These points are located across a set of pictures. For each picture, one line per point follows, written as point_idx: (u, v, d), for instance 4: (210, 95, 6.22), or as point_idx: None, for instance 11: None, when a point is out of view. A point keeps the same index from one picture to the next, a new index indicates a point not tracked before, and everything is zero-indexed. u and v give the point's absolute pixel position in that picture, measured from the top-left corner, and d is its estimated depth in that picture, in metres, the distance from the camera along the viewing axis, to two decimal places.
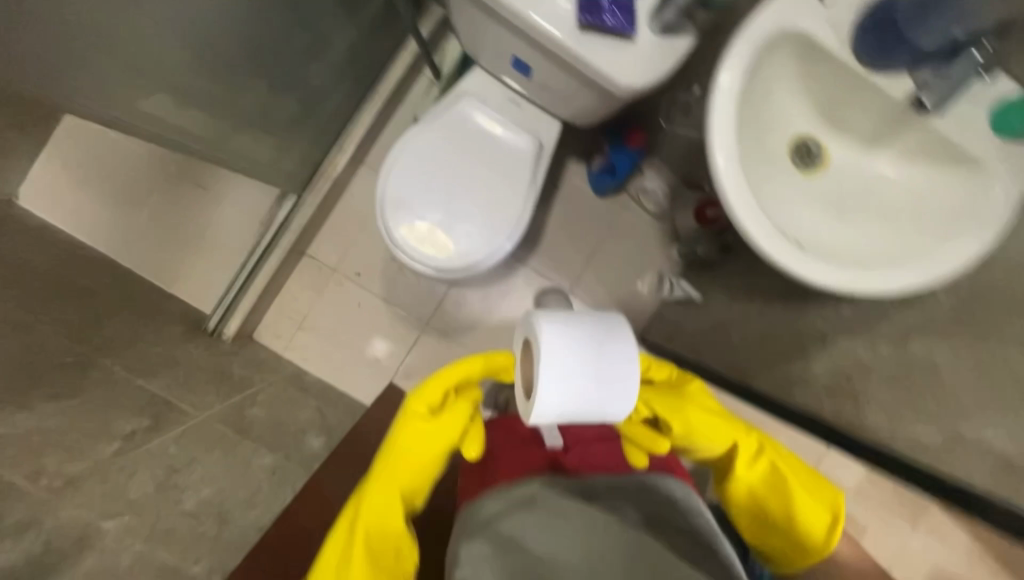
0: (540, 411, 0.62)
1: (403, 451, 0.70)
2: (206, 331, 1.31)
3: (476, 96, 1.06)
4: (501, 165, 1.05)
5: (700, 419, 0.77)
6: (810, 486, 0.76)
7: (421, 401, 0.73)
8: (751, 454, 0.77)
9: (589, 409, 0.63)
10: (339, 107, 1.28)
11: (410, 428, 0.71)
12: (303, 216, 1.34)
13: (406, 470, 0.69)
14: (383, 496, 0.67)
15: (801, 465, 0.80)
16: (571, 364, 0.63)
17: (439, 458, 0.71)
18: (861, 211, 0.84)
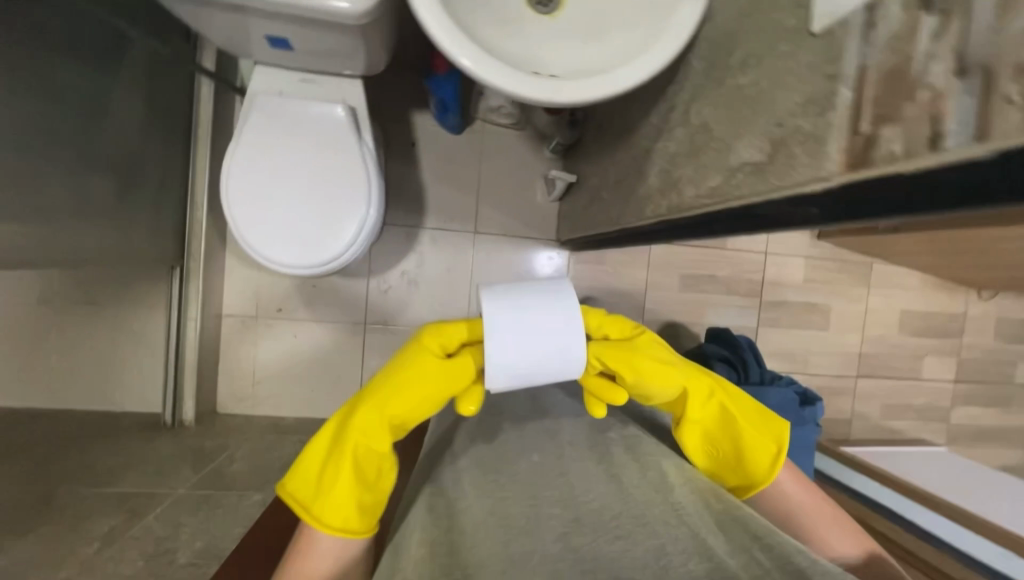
0: (502, 377, 0.67)
1: (398, 383, 0.72)
2: (167, 425, 1.36)
3: (268, 91, 1.06)
4: (327, 144, 1.07)
5: (653, 372, 0.76)
6: (760, 425, 0.81)
7: (434, 342, 0.75)
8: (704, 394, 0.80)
9: (547, 366, 0.68)
10: (169, 166, 1.27)
11: (415, 362, 0.73)
12: (199, 284, 1.36)
13: (394, 404, 0.71)
14: (371, 417, 0.71)
15: (749, 403, 0.83)
16: (530, 332, 0.68)
17: (436, 403, 0.72)
18: (609, 23, 0.74)
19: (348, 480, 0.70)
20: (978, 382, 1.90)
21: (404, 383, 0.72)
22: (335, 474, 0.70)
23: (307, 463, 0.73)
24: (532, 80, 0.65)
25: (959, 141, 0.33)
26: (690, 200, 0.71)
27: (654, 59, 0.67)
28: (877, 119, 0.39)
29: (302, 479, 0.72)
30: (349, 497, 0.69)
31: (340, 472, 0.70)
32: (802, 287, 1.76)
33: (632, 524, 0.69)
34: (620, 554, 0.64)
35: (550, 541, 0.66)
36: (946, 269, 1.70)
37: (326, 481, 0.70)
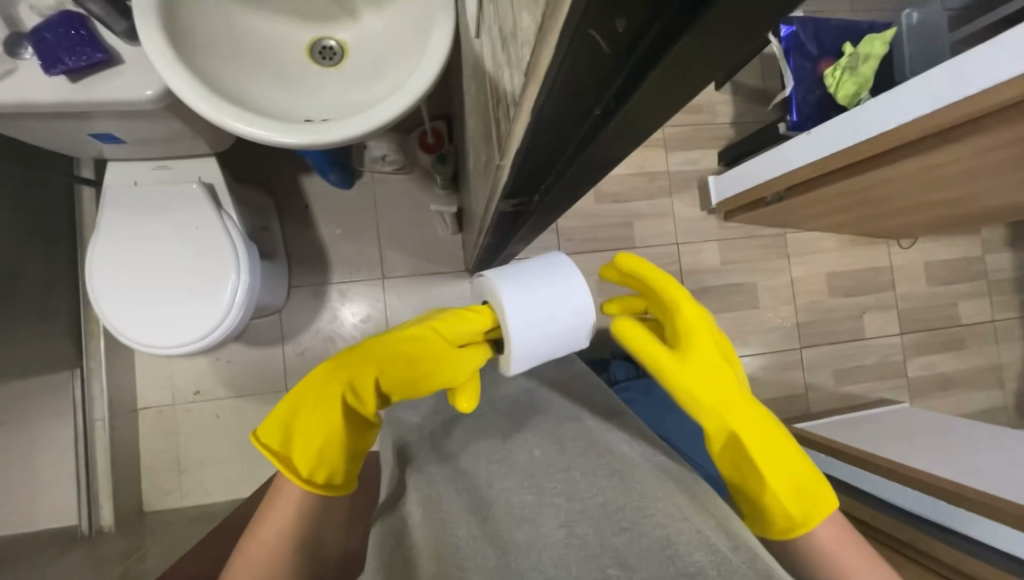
0: (521, 357, 0.71)
1: (402, 353, 0.73)
2: (82, 534, 1.31)
3: (123, 183, 1.10)
4: (186, 221, 1.09)
5: (695, 379, 0.72)
6: (805, 494, 0.67)
7: (448, 325, 0.76)
8: (751, 427, 0.70)
9: (562, 342, 0.73)
10: (51, 271, 1.29)
11: (423, 338, 0.75)
12: (102, 382, 1.37)
13: (397, 373, 0.72)
14: (368, 377, 0.71)
15: (811, 470, 0.69)
16: (548, 312, 0.71)
17: (435, 386, 0.73)
18: (391, 65, 0.79)
19: (333, 434, 0.69)
20: (923, 329, 1.88)
21: (412, 355, 0.73)
22: (322, 425, 0.69)
23: (292, 409, 0.71)
24: (301, 127, 0.71)
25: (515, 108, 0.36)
26: (481, 206, 0.74)
27: (413, 85, 0.71)
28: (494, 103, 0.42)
29: (283, 425, 0.70)
30: (331, 450, 0.69)
31: (327, 426, 0.69)
32: (723, 270, 1.77)
33: (640, 513, 0.62)
34: (637, 545, 0.58)
35: (553, 530, 0.62)
36: (853, 226, 1.72)
37: (307, 429, 0.69)
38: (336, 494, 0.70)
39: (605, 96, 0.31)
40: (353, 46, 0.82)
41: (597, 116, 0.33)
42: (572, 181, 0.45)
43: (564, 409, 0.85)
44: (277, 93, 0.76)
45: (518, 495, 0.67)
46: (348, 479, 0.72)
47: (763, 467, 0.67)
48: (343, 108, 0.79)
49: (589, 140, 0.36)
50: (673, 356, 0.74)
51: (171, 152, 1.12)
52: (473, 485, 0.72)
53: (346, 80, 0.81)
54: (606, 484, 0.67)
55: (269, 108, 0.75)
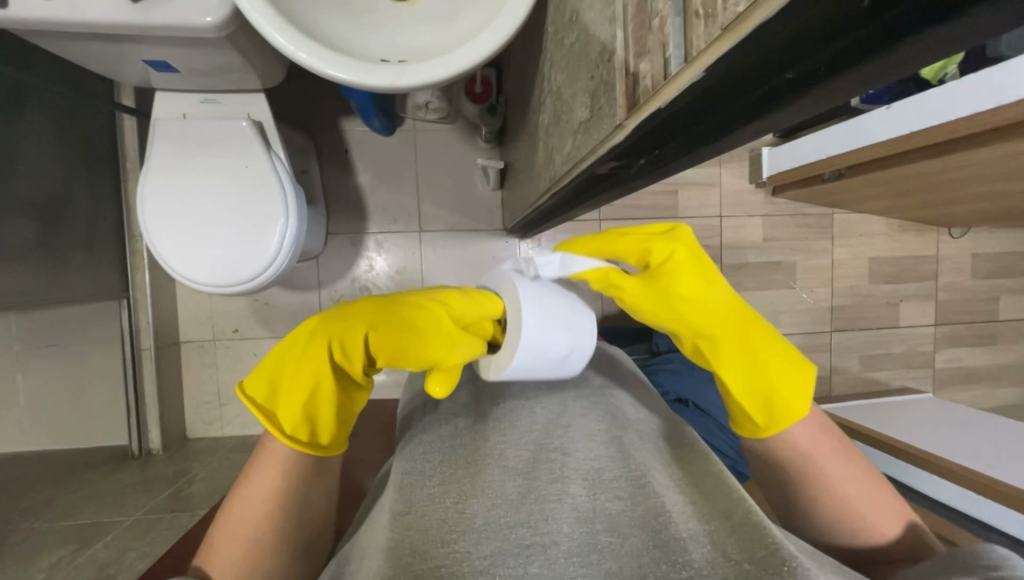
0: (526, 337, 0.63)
1: (396, 321, 0.64)
2: (134, 455, 1.38)
3: (172, 115, 1.08)
4: (234, 161, 1.07)
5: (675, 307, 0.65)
6: (789, 393, 0.65)
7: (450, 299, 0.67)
8: (725, 338, 0.66)
9: (574, 335, 0.64)
10: (97, 201, 1.29)
11: (421, 308, 0.66)
12: (147, 314, 1.38)
13: (385, 343, 0.63)
14: (355, 338, 0.63)
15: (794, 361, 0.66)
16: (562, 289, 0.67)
17: (422, 364, 0.63)
18: (469, 4, 0.74)
19: (318, 394, 0.63)
20: (959, 322, 1.85)
21: (405, 324, 0.64)
22: (305, 382, 0.63)
23: (278, 363, 0.65)
24: (377, 68, 0.67)
25: (678, 66, 0.33)
26: (558, 167, 0.70)
27: (497, 29, 0.67)
28: (636, 55, 0.39)
29: (269, 377, 0.64)
30: (319, 409, 0.64)
31: (312, 382, 0.63)
32: (763, 247, 1.72)
33: (636, 482, 0.61)
34: (621, 513, 0.58)
35: (547, 486, 0.60)
36: (907, 211, 1.65)
37: (291, 386, 0.63)
38: (323, 454, 0.65)
39: (814, 57, 0.29)
40: None
41: (784, 81, 0.32)
42: (700, 146, 0.43)
43: (617, 375, 0.86)
44: (349, 29, 0.72)
45: (519, 449, 0.64)
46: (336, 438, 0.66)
47: (731, 381, 0.65)
48: (418, 48, 0.74)
49: (764, 105, 0.34)
50: (647, 285, 0.66)
51: (219, 86, 1.08)
52: (468, 427, 0.69)
53: (419, 18, 0.75)
54: (610, 453, 0.64)
55: (340, 43, 0.70)
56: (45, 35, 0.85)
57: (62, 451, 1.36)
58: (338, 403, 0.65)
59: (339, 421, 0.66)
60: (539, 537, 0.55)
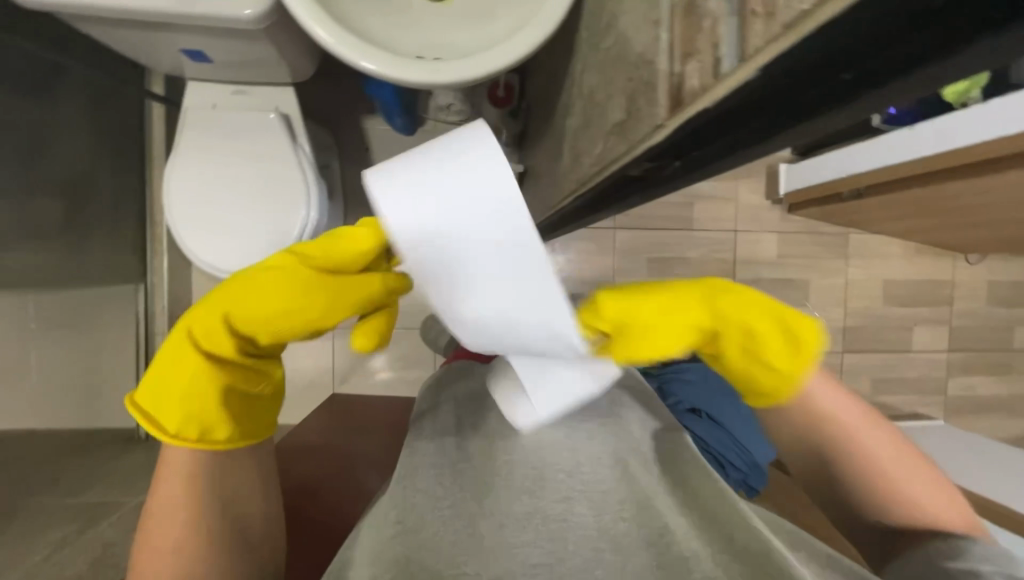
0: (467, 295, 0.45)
1: (257, 284, 0.55)
2: (140, 439, 1.39)
3: (202, 104, 1.10)
4: (262, 152, 1.09)
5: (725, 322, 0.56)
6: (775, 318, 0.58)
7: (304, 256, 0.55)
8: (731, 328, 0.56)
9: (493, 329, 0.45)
10: (122, 185, 1.31)
11: (277, 269, 0.55)
12: (162, 299, 1.39)
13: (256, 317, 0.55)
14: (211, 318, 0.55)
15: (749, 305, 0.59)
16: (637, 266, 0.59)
17: (302, 324, 0.55)
18: (505, 6, 0.75)
19: (199, 395, 0.56)
20: (973, 349, 1.82)
21: (266, 287, 0.54)
22: (184, 376, 0.55)
23: (157, 381, 0.56)
24: (413, 64, 0.68)
25: (731, 65, 0.36)
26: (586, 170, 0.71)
27: (533, 30, 0.68)
28: (683, 57, 0.41)
29: (156, 395, 0.56)
30: (207, 399, 0.56)
31: (189, 376, 0.55)
32: (776, 263, 1.72)
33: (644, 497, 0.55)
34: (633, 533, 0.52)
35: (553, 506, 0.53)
36: (923, 235, 1.64)
37: (171, 383, 0.55)
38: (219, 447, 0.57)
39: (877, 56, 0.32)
40: None
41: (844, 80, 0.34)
42: (740, 150, 0.45)
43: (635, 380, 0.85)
44: (386, 25, 0.74)
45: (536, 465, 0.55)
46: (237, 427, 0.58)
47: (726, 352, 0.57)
48: (452, 46, 0.75)
49: (820, 108, 0.37)
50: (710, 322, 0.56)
51: (249, 78, 1.10)
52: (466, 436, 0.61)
53: (453, 17, 0.77)
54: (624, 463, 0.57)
55: (376, 37, 0.71)
56: (88, 20, 0.87)
57: (70, 431, 1.36)
58: (227, 387, 0.57)
59: (235, 406, 0.58)
60: (548, 556, 0.51)
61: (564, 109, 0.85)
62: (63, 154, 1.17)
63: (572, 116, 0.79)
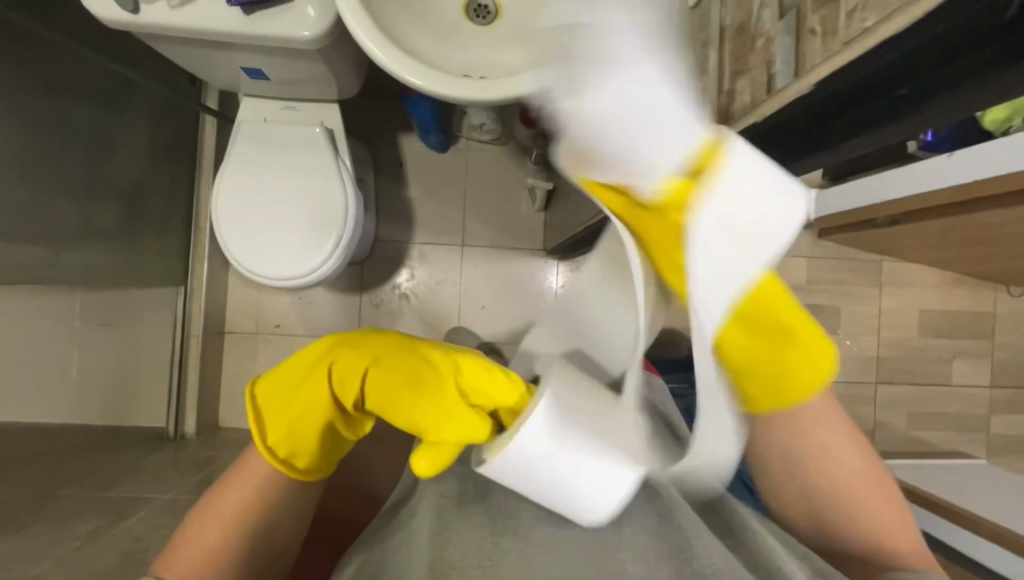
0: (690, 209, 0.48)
1: (407, 373, 0.59)
2: (170, 438, 1.42)
3: (254, 118, 1.17)
4: (305, 163, 1.15)
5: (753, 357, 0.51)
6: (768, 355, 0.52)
7: (470, 377, 0.59)
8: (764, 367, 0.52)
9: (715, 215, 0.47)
10: (173, 192, 1.39)
11: (430, 362, 0.60)
12: (201, 301, 1.45)
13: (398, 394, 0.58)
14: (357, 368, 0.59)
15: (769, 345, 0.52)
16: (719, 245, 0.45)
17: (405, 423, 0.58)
18: (546, 28, 0.79)
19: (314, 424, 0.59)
20: (1016, 386, 1.73)
21: (406, 380, 0.58)
22: (296, 406, 0.59)
23: (283, 379, 0.61)
24: (461, 83, 0.72)
25: None
26: None
27: None
28: None
29: (277, 387, 0.61)
30: (309, 424, 0.59)
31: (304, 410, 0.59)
32: (806, 289, 1.68)
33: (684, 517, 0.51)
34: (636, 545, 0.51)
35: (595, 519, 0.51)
36: (961, 264, 1.60)
37: (288, 398, 0.59)
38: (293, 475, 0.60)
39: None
40: (508, 7, 0.82)
41: None
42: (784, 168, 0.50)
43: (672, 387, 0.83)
44: (435, 46, 0.78)
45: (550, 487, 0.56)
46: (313, 464, 0.62)
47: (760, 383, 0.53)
48: (497, 66, 0.79)
49: None
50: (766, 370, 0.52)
51: (300, 95, 1.16)
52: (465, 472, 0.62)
53: (497, 41, 0.81)
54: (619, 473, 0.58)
55: (425, 58, 0.76)
56: (160, 39, 0.95)
57: (104, 427, 1.40)
58: (327, 427, 0.60)
59: (325, 441, 0.62)
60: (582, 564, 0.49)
61: None
62: (124, 162, 1.25)
63: None
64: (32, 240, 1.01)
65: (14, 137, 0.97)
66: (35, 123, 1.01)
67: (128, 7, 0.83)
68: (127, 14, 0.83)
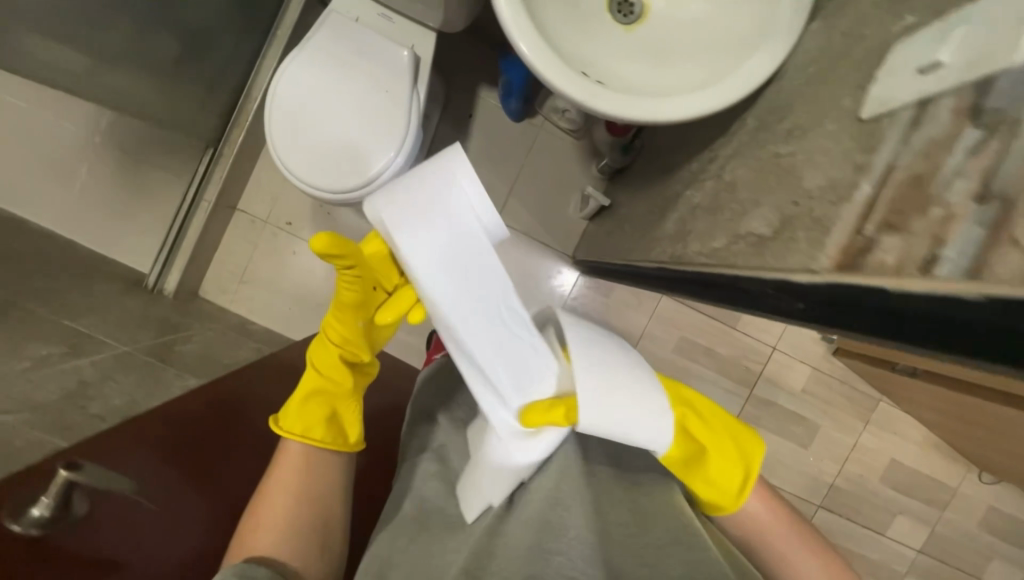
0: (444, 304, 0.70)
1: (337, 315, 0.89)
2: (147, 288, 1.38)
3: (346, 14, 1.09)
4: (378, 81, 1.08)
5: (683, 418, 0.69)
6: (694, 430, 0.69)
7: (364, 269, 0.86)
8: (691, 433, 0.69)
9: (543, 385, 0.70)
10: (239, 52, 1.33)
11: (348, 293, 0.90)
12: (224, 170, 1.40)
13: (351, 330, 0.88)
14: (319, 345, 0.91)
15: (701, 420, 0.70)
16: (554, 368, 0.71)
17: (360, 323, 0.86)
18: (681, 54, 0.74)
19: (337, 410, 0.87)
20: (946, 564, 1.75)
21: (341, 308, 0.88)
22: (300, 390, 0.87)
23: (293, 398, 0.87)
24: (578, 80, 0.66)
25: (951, 272, 0.32)
26: (691, 255, 0.69)
27: (709, 93, 0.65)
28: (883, 226, 0.39)
29: (289, 415, 0.83)
30: (311, 409, 0.84)
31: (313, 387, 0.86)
32: (796, 396, 1.67)
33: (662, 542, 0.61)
34: (631, 545, 0.61)
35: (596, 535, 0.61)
36: (948, 434, 1.59)
37: (301, 396, 0.86)
38: (317, 441, 0.82)
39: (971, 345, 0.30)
40: (652, 17, 0.76)
41: None
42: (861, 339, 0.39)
43: None
44: (565, 27, 0.72)
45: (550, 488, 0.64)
46: (332, 433, 0.84)
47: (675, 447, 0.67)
48: (619, 73, 0.73)
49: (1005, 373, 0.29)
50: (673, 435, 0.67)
51: (400, 9, 1.08)
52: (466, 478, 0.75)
53: (627, 47, 0.75)
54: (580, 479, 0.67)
55: (551, 37, 0.70)
56: None
57: (86, 251, 1.36)
58: (315, 388, 0.86)
59: (327, 414, 0.85)
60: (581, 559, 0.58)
61: (686, 179, 0.83)
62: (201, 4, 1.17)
63: (695, 191, 0.76)
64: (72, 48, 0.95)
65: None
66: None
67: None
68: None
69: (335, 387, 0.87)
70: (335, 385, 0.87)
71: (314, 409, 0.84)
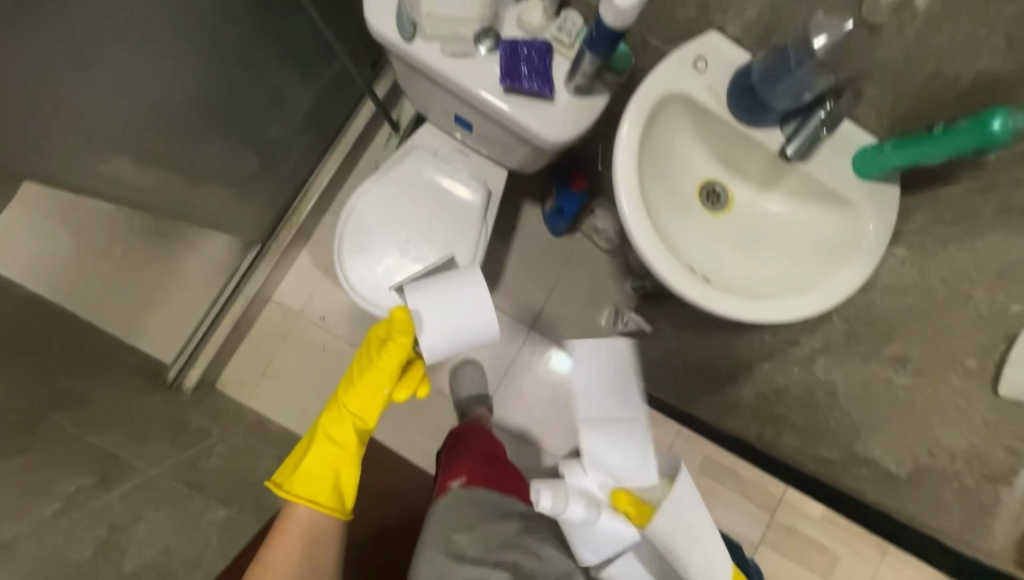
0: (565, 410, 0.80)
1: (350, 385, 0.93)
2: (165, 382, 1.30)
3: (426, 147, 1.15)
4: (452, 212, 1.12)
5: None
6: None
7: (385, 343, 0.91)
8: None
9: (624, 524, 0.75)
10: (303, 158, 1.36)
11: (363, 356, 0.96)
12: (267, 266, 1.41)
13: (363, 404, 0.93)
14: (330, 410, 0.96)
15: None
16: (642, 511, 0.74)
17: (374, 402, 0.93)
18: (767, 247, 0.82)
19: (341, 474, 0.94)
20: None
21: (356, 384, 0.92)
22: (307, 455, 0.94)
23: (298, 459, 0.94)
24: (691, 282, 0.71)
25: None
26: None
27: (806, 300, 0.71)
28: None
29: (296, 477, 0.92)
30: (317, 476, 0.92)
31: (323, 457, 0.93)
32: (817, 524, 1.65)
33: None
34: None
35: None
36: None
37: (308, 462, 0.93)
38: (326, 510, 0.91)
39: None
40: (737, 208, 0.85)
41: None
42: None
43: None
44: (669, 220, 0.80)
45: None
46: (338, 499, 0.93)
47: None
48: (713, 262, 0.81)
49: None
50: None
51: (479, 147, 1.13)
52: None
53: (719, 236, 0.83)
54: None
55: (661, 232, 0.77)
56: (404, 65, 0.95)
57: (107, 337, 1.28)
58: (324, 454, 0.94)
59: (331, 480, 0.93)
60: None
61: None
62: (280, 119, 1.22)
63: None
64: (156, 160, 0.97)
65: (202, 65, 0.96)
66: (227, 62, 1.02)
67: (405, 36, 0.85)
68: (402, 43, 0.85)
69: (341, 456, 0.94)
70: (341, 454, 0.94)
71: (320, 477, 0.92)
